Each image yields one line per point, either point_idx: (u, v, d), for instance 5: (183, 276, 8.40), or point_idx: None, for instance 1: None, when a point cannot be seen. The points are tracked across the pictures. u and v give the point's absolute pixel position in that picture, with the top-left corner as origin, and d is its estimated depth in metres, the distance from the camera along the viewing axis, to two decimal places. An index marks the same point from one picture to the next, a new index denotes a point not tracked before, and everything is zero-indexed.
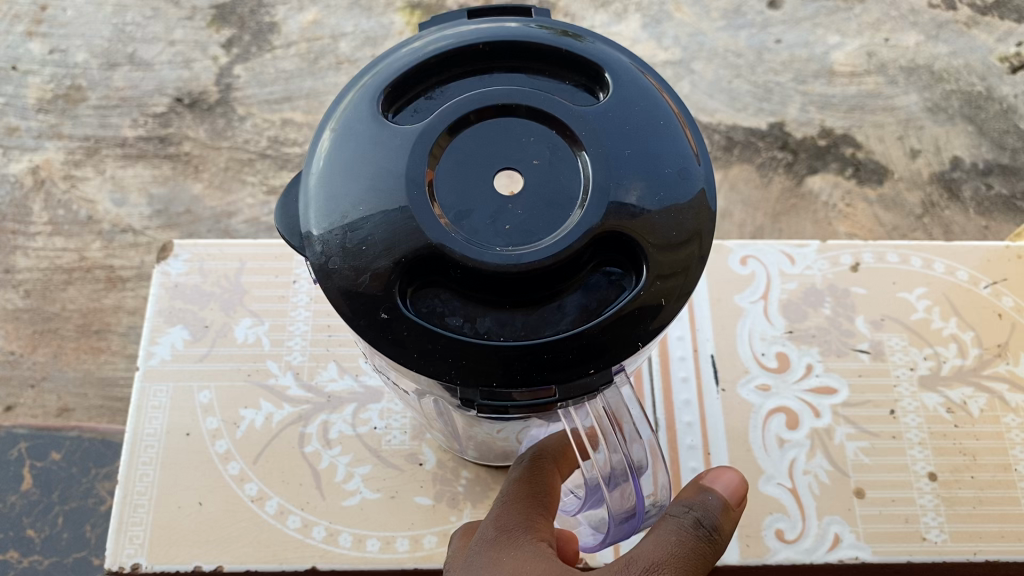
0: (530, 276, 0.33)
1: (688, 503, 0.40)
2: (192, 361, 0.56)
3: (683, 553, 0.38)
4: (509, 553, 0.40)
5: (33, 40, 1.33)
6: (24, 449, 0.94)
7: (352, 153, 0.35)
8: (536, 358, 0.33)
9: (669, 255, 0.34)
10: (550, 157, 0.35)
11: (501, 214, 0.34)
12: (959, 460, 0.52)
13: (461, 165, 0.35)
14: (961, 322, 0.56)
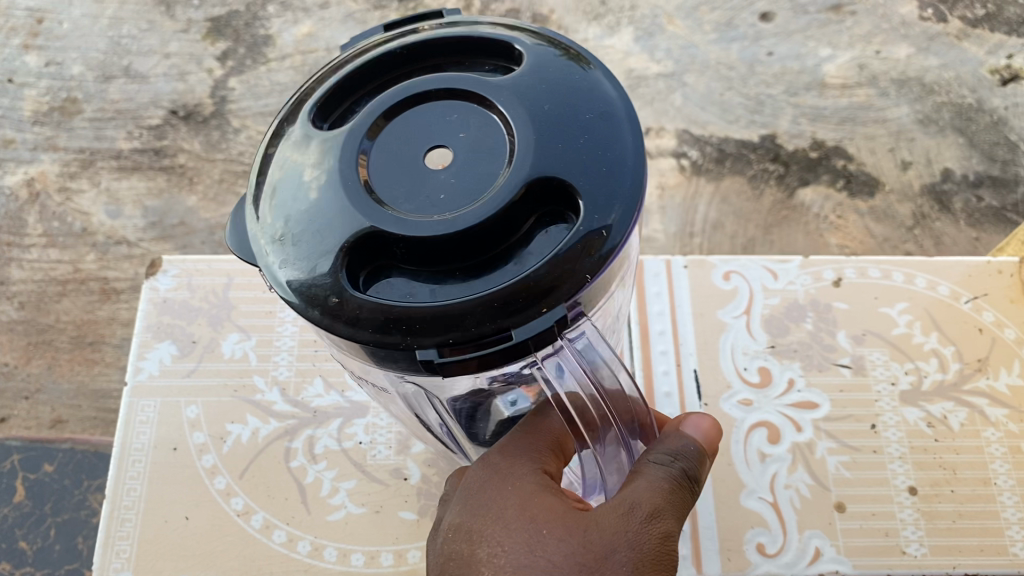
0: (474, 238, 0.32)
1: (672, 450, 0.38)
2: (179, 376, 0.57)
3: (677, 501, 0.36)
4: (503, 496, 0.37)
5: (29, 53, 1.34)
6: (17, 462, 0.94)
7: (290, 164, 0.35)
8: (498, 311, 0.31)
9: (607, 188, 0.33)
10: (475, 126, 0.34)
11: (433, 187, 0.33)
12: (938, 474, 0.52)
13: (394, 150, 0.34)
14: (941, 337, 0.57)
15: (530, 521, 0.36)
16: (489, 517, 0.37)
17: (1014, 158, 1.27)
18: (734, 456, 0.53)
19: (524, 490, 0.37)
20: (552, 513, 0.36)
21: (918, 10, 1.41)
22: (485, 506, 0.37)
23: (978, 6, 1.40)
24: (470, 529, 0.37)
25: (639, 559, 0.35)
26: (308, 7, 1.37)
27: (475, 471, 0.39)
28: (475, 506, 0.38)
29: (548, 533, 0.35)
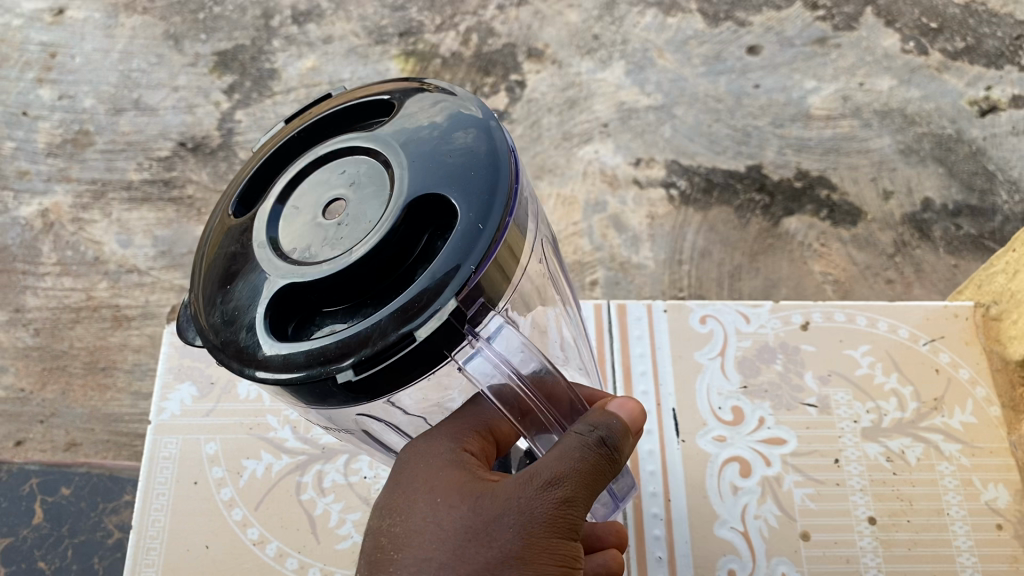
0: (370, 264, 0.34)
1: (593, 422, 0.40)
2: (199, 415, 0.62)
3: (580, 468, 0.39)
4: (421, 467, 0.40)
5: (43, 87, 1.40)
6: (35, 485, 1.00)
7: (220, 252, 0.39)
8: (404, 318, 0.33)
9: (478, 189, 0.35)
10: (365, 167, 0.37)
11: (330, 227, 0.36)
12: (896, 505, 0.59)
13: (301, 208, 0.38)
14: (901, 377, 0.65)
15: (436, 486, 0.39)
16: (404, 482, 0.40)
17: (992, 188, 1.25)
18: (709, 488, 0.60)
19: (440, 460, 0.40)
20: (459, 480, 0.39)
21: (900, 42, 1.39)
22: (405, 473, 0.41)
23: (958, 38, 1.38)
24: (389, 493, 0.40)
25: (528, 521, 0.37)
26: (312, 42, 1.42)
27: (409, 445, 0.42)
28: (398, 472, 0.41)
29: (450, 499, 0.38)
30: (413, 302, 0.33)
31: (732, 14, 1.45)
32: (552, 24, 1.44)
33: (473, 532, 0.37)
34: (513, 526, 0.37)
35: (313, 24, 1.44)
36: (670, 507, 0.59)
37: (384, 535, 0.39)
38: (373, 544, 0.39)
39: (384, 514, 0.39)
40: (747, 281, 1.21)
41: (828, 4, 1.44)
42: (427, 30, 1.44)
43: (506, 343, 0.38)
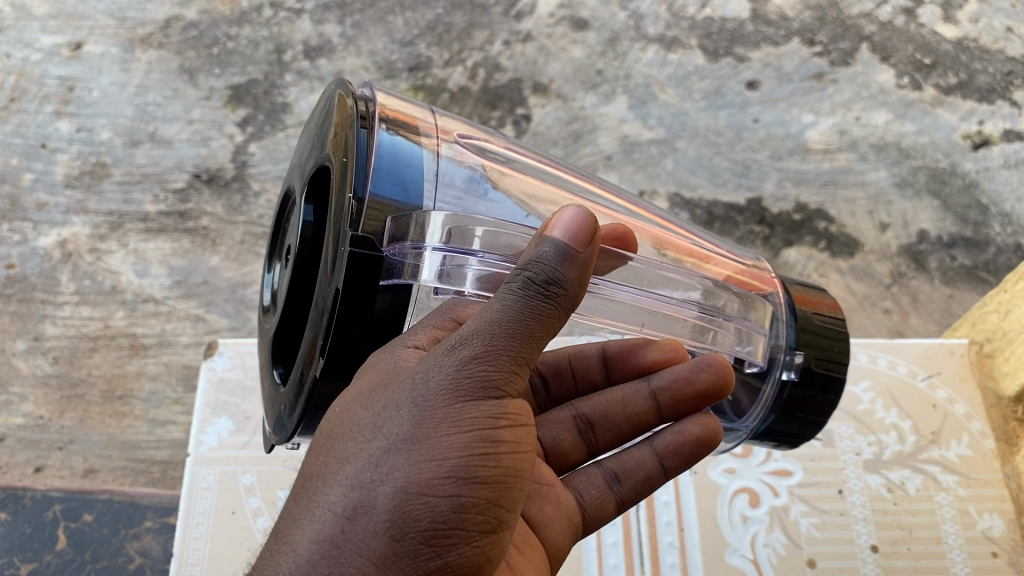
0: None
1: (519, 268, 0.42)
2: (236, 447, 0.68)
3: (486, 324, 0.41)
4: (356, 373, 0.46)
5: (61, 120, 1.43)
6: (58, 511, 1.05)
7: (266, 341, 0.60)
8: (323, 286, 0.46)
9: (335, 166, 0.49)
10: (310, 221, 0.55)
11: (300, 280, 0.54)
12: (897, 533, 0.64)
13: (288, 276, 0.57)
14: (900, 412, 0.70)
15: (354, 388, 0.44)
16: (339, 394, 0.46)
17: (985, 220, 1.28)
18: (720, 518, 0.65)
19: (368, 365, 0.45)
20: (376, 378, 0.44)
21: (894, 78, 1.43)
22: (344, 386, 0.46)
23: (951, 74, 1.42)
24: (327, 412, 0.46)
25: (422, 397, 0.41)
26: (324, 76, 1.46)
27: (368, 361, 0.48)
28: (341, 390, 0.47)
29: (361, 398, 0.43)
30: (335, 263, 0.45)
31: (732, 50, 1.47)
32: (557, 59, 1.48)
33: (372, 423, 0.42)
34: (407, 409, 0.41)
35: (325, 59, 1.48)
36: (683, 534, 0.65)
37: (313, 445, 0.44)
38: (308, 455, 0.44)
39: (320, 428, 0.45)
40: None
41: (824, 40, 1.47)
42: (436, 65, 1.47)
43: (449, 235, 0.48)
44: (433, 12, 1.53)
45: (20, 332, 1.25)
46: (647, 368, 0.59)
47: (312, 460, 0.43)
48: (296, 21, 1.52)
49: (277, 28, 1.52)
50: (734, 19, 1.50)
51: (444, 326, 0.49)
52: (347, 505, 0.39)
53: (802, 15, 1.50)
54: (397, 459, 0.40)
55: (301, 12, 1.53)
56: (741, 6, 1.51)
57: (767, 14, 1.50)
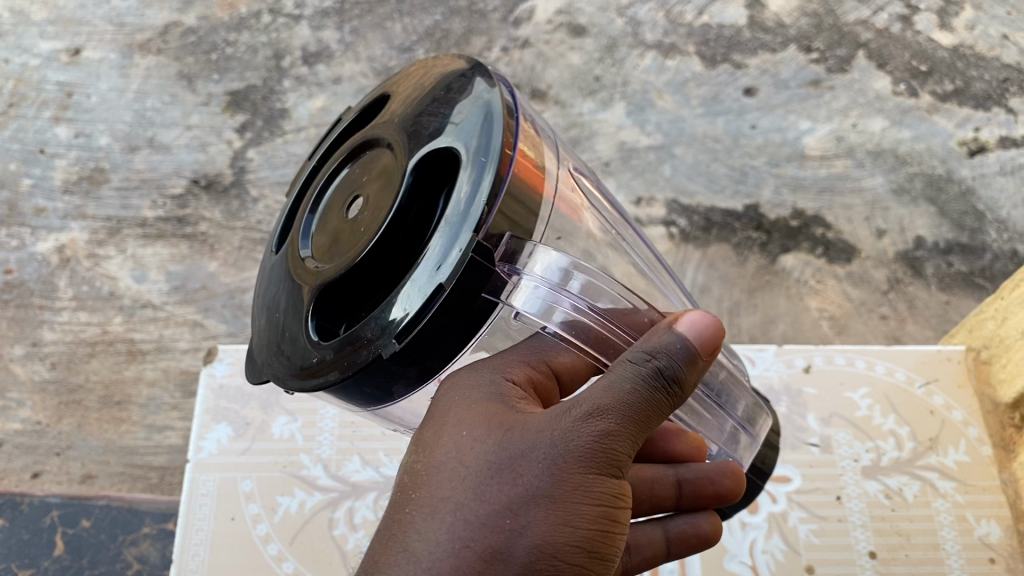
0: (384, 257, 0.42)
1: (647, 351, 0.42)
2: (235, 453, 0.68)
3: (621, 400, 0.41)
4: (457, 402, 0.44)
5: (60, 125, 1.43)
6: (56, 517, 1.06)
7: (274, 285, 0.49)
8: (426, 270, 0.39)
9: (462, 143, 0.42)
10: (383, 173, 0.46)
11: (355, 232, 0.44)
12: (895, 539, 0.64)
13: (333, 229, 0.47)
14: (898, 418, 0.70)
15: (469, 423, 0.42)
16: (439, 420, 0.44)
17: (982, 227, 1.29)
18: (719, 525, 0.66)
19: (475, 398, 0.44)
20: (495, 416, 0.42)
21: (891, 85, 1.43)
22: (441, 411, 0.44)
23: (947, 81, 1.42)
24: (424, 436, 0.44)
25: (559, 456, 0.40)
26: (322, 82, 1.46)
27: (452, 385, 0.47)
28: (434, 413, 0.45)
29: (479, 437, 0.42)
30: (436, 255, 0.39)
31: (729, 57, 1.48)
32: (555, 65, 1.48)
33: (503, 468, 0.40)
34: (540, 459, 0.40)
35: (323, 65, 1.48)
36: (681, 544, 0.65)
37: (417, 472, 0.42)
38: (407, 480, 0.43)
39: (418, 454, 0.43)
40: (746, 317, 1.25)
41: (821, 46, 1.48)
42: None
43: (554, 269, 0.42)
44: (431, 19, 1.53)
45: (18, 338, 1.25)
46: (674, 455, 0.58)
47: (424, 492, 0.41)
48: (295, 27, 1.53)
49: (276, 34, 1.52)
50: (731, 26, 1.50)
51: (539, 369, 0.47)
52: (479, 554, 0.38)
53: (799, 22, 1.51)
54: (533, 514, 0.39)
55: (299, 18, 1.54)
56: (738, 13, 1.52)
57: (764, 21, 1.51)
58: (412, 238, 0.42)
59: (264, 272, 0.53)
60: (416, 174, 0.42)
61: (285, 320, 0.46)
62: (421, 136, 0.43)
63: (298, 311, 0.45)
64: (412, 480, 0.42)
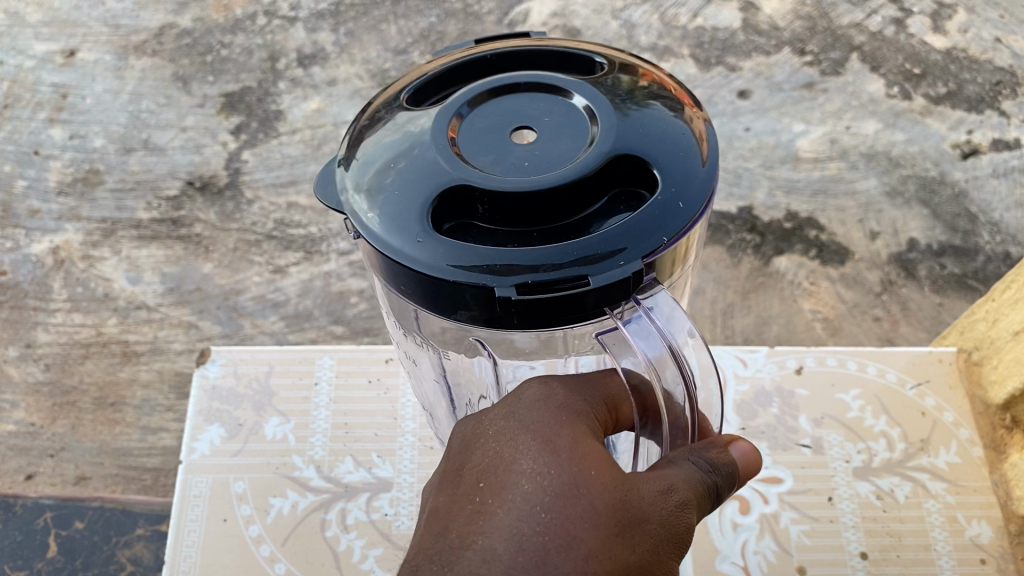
0: (533, 199, 0.36)
1: (713, 462, 0.39)
2: (228, 455, 0.68)
3: (706, 498, 0.38)
4: (558, 425, 0.37)
5: (55, 126, 1.43)
6: (49, 519, 1.06)
7: (396, 129, 0.41)
8: (581, 262, 0.35)
9: (670, 174, 0.38)
10: (558, 117, 0.40)
11: (517, 155, 0.38)
12: (886, 540, 0.64)
13: (483, 131, 0.40)
14: (889, 419, 0.70)
15: (570, 458, 0.36)
16: (535, 433, 0.36)
17: (975, 229, 1.29)
18: (710, 525, 0.65)
19: (576, 424, 0.37)
20: (600, 464, 0.36)
21: (884, 87, 1.44)
22: (534, 423, 0.37)
23: (940, 84, 1.43)
24: (511, 445, 0.36)
25: (662, 535, 0.36)
26: (317, 84, 1.46)
27: (522, 389, 0.39)
28: (520, 420, 0.37)
29: (597, 481, 0.35)
30: (601, 253, 0.35)
31: (723, 59, 1.48)
32: None
33: (615, 532, 0.35)
34: (646, 535, 0.36)
35: (318, 66, 1.48)
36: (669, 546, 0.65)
37: (509, 491, 0.35)
38: (490, 496, 0.35)
39: (506, 465, 0.36)
40: (739, 319, 1.23)
41: (815, 50, 1.49)
42: None
43: (672, 322, 0.39)
44: (426, 21, 1.54)
45: (12, 339, 1.24)
46: None
47: (532, 524, 0.34)
48: (290, 29, 1.53)
49: (271, 36, 1.53)
50: (726, 28, 1.52)
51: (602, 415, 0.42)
52: None
53: (793, 24, 1.53)
54: None
55: (295, 21, 1.55)
56: (732, 15, 1.54)
57: (758, 23, 1.53)
58: (567, 208, 0.37)
59: (388, 87, 0.45)
60: (610, 156, 0.37)
61: (383, 163, 0.39)
62: (634, 132, 0.38)
63: (405, 173, 0.38)
64: (502, 498, 0.35)
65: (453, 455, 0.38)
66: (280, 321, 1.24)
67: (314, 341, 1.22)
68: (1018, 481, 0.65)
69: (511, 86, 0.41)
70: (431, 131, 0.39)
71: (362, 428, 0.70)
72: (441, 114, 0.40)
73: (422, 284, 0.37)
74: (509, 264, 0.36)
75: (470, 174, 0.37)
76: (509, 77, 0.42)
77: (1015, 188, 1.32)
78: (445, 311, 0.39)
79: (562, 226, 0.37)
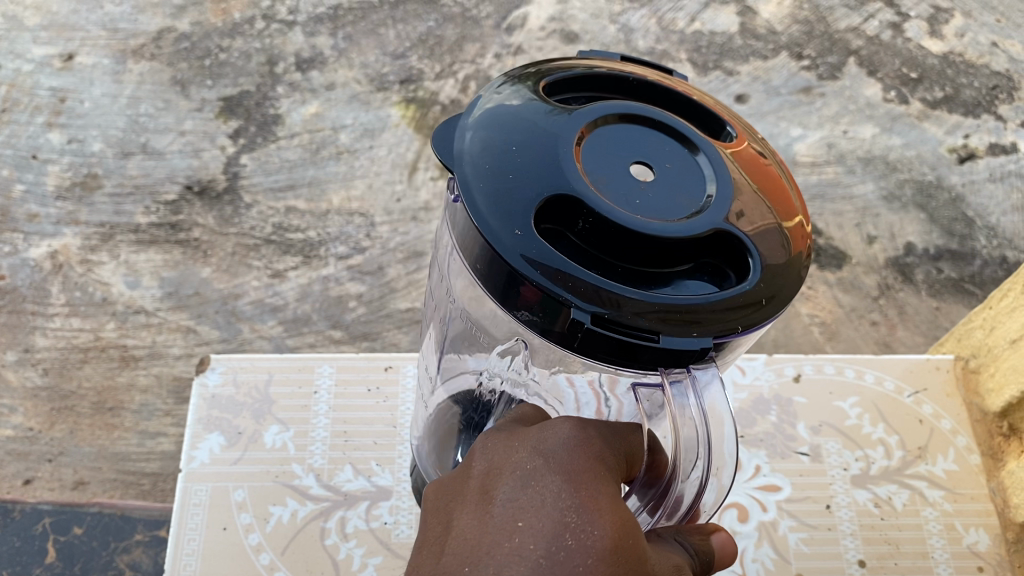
0: (634, 237, 0.35)
1: (700, 549, 0.39)
2: (227, 463, 0.68)
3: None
4: (601, 485, 0.35)
5: (53, 130, 1.42)
6: (48, 525, 1.06)
7: (526, 108, 0.39)
8: (659, 319, 0.34)
9: (768, 273, 0.37)
10: (678, 167, 0.39)
11: (633, 190, 0.37)
12: (884, 548, 0.65)
13: (603, 149, 0.38)
14: (887, 427, 0.71)
15: (609, 518, 0.34)
16: (574, 484, 0.35)
17: (971, 233, 1.30)
18: None
19: (610, 478, 0.36)
20: (632, 532, 0.34)
21: (882, 91, 1.44)
22: (571, 470, 0.36)
23: (937, 88, 1.44)
24: (550, 489, 0.35)
25: None
26: (315, 88, 1.47)
27: (553, 431, 0.38)
28: (556, 464, 0.36)
29: (631, 541, 0.34)
30: (683, 315, 0.35)
31: (721, 63, 1.47)
32: None
33: None
34: None
35: (317, 71, 1.49)
36: None
37: (546, 536, 0.33)
38: (525, 538, 0.34)
39: (543, 510, 0.34)
40: None
41: (812, 53, 1.49)
42: (427, 77, 1.48)
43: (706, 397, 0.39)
44: (424, 25, 1.54)
45: (10, 344, 1.24)
46: None
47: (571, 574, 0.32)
48: (288, 34, 1.53)
49: (269, 40, 1.53)
50: (723, 33, 1.51)
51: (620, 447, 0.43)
52: None
53: (790, 28, 1.52)
54: None
55: (293, 25, 1.55)
56: (729, 20, 1.54)
57: (756, 27, 1.52)
58: (659, 259, 0.36)
59: (533, 65, 0.43)
60: (721, 234, 0.36)
61: (504, 135, 0.38)
62: (749, 214, 0.38)
63: (520, 156, 0.37)
64: (540, 542, 0.33)
65: (479, 490, 0.37)
66: (280, 325, 1.25)
67: (312, 346, 1.23)
68: (1015, 488, 0.66)
69: (646, 118, 0.40)
70: (561, 127, 0.38)
71: (361, 436, 0.71)
72: (573, 116, 0.38)
73: (496, 268, 0.36)
74: (590, 288, 0.34)
75: (585, 188, 0.35)
76: (648, 112, 0.40)
77: (1011, 193, 1.33)
78: (506, 302, 0.37)
79: (645, 270, 0.36)
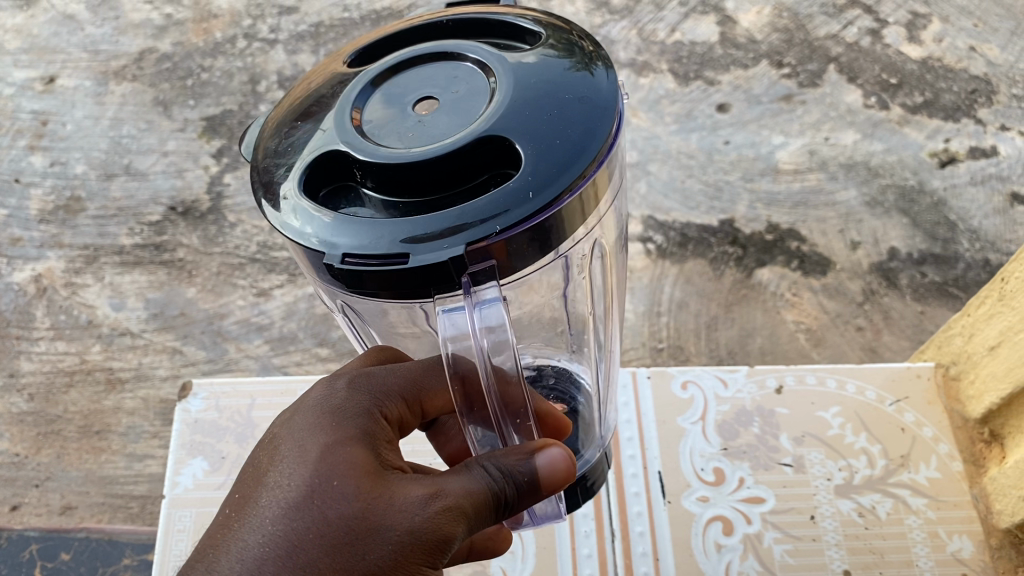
0: (403, 176, 0.37)
1: (501, 468, 0.40)
2: (212, 487, 0.68)
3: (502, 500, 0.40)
4: (315, 438, 0.40)
5: (35, 154, 1.43)
6: (35, 551, 1.05)
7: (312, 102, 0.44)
8: (410, 241, 0.36)
9: (531, 158, 0.37)
10: (463, 91, 0.41)
11: (410, 126, 0.39)
12: (869, 557, 0.65)
13: (391, 97, 0.42)
14: (869, 436, 0.72)
15: (305, 469, 0.39)
16: (295, 446, 0.40)
17: (954, 237, 1.29)
18: (695, 547, 0.66)
19: (339, 429, 0.41)
20: (336, 471, 0.39)
21: (862, 98, 1.45)
22: (299, 433, 0.41)
23: (917, 93, 1.45)
24: (275, 457, 0.41)
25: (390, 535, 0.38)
26: None
27: (308, 402, 0.43)
28: (287, 434, 0.41)
29: (337, 479, 0.38)
30: (428, 235, 0.36)
31: (702, 73, 1.49)
32: None
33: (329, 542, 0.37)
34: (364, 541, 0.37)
35: None
36: (658, 567, 0.65)
37: (257, 501, 0.39)
38: (243, 507, 0.39)
39: (264, 478, 0.40)
40: (723, 332, 1.20)
41: (792, 62, 1.51)
42: None
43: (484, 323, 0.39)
44: None
45: None
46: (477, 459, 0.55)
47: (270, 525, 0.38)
48: (270, 52, 1.53)
49: (251, 59, 1.53)
50: (704, 42, 1.53)
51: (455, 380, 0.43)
52: None
53: (770, 37, 1.54)
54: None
55: (275, 43, 1.55)
56: (709, 30, 1.55)
57: (735, 37, 1.54)
58: (431, 185, 0.37)
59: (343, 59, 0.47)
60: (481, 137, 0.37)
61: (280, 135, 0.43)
62: (540, 84, 0.40)
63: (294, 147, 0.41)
64: (251, 507, 0.39)
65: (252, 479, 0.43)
66: (269, 343, 1.23)
67: (299, 364, 1.20)
68: (997, 494, 0.66)
69: (430, 58, 0.43)
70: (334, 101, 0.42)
71: None
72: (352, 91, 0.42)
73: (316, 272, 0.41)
74: (329, 249, 0.37)
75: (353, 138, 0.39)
76: (439, 49, 0.43)
77: (993, 196, 1.32)
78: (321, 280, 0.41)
79: (427, 198, 0.38)
